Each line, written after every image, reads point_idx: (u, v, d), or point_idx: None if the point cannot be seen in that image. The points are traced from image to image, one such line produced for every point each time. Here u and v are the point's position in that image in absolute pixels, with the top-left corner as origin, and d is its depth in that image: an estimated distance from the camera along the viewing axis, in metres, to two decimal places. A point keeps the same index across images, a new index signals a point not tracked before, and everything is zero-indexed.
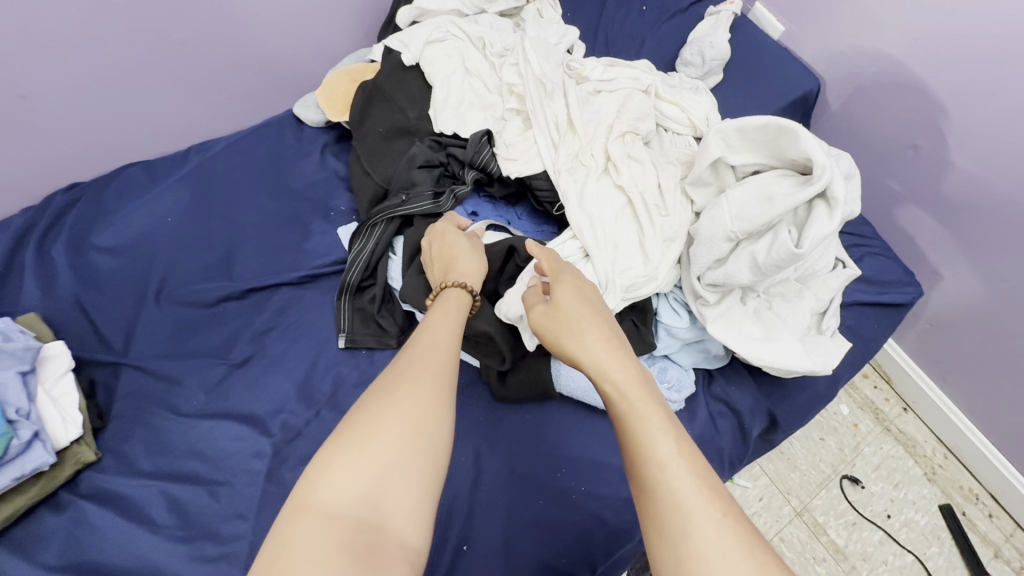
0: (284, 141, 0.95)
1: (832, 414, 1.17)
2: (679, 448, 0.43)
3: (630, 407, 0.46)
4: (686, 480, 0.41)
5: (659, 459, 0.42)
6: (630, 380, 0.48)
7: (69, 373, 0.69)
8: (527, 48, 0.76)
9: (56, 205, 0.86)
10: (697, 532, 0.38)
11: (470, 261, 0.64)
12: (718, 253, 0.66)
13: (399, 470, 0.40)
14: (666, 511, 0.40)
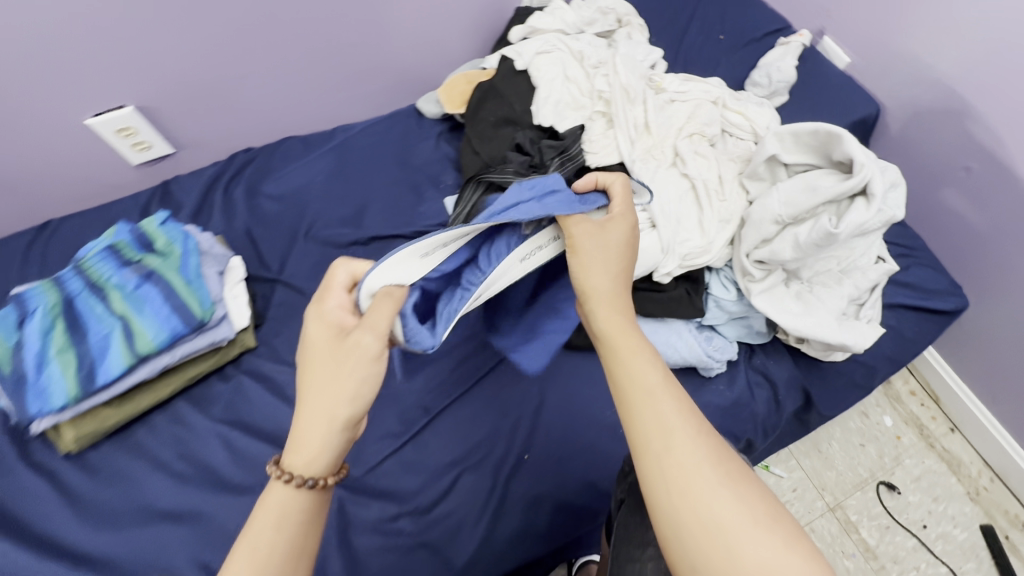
0: (408, 127, 1.18)
1: (874, 423, 1.22)
2: (662, 382, 0.55)
3: (626, 345, 0.58)
4: (672, 406, 0.52)
5: (648, 388, 0.54)
6: (623, 331, 0.59)
7: (240, 282, 0.88)
8: (617, 62, 0.92)
9: (238, 161, 1.12)
10: (680, 444, 0.50)
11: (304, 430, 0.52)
12: (766, 234, 0.79)
13: None
14: (656, 430, 0.51)
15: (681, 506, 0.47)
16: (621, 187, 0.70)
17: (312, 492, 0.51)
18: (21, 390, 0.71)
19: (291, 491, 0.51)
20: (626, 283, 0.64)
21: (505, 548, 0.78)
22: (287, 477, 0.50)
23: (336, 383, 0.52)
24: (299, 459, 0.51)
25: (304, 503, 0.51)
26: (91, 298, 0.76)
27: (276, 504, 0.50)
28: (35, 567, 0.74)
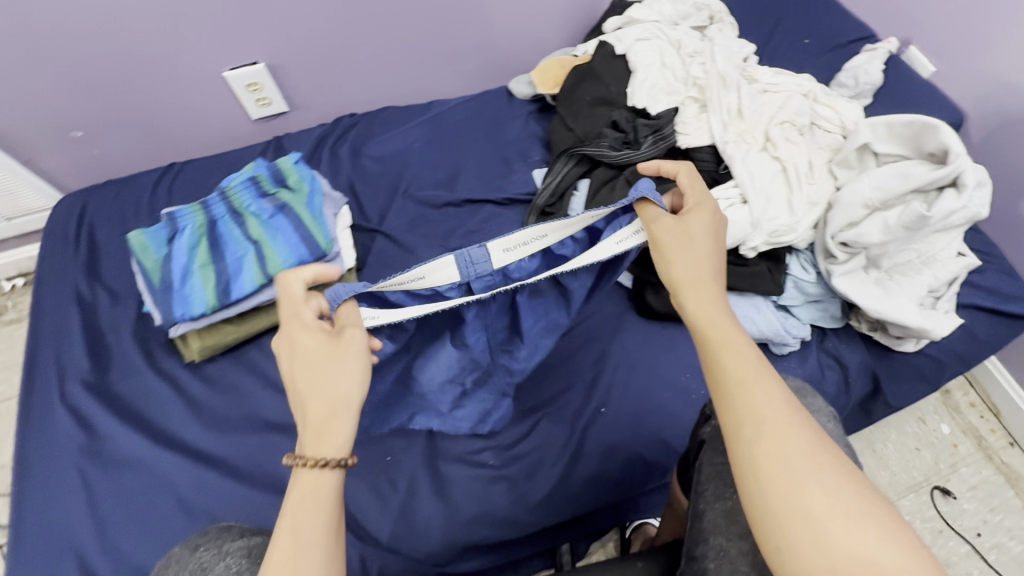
0: (499, 105, 1.25)
1: (932, 430, 1.22)
2: (759, 372, 0.54)
3: (718, 334, 0.57)
4: (767, 397, 0.52)
5: (741, 379, 0.53)
6: (718, 316, 0.58)
7: (348, 229, 0.96)
8: (716, 51, 0.99)
9: (343, 123, 1.21)
10: (777, 435, 0.49)
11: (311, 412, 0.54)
12: (854, 217, 0.83)
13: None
14: (750, 420, 0.51)
15: (774, 490, 0.47)
16: (686, 180, 0.68)
17: (339, 472, 0.53)
18: (169, 297, 0.81)
19: (319, 474, 0.52)
20: (718, 270, 0.63)
21: (579, 490, 0.83)
22: (312, 460, 0.52)
23: (329, 381, 0.55)
24: (321, 446, 0.53)
25: (331, 484, 0.53)
26: (232, 223, 0.86)
27: (299, 490, 0.52)
28: (159, 457, 0.83)
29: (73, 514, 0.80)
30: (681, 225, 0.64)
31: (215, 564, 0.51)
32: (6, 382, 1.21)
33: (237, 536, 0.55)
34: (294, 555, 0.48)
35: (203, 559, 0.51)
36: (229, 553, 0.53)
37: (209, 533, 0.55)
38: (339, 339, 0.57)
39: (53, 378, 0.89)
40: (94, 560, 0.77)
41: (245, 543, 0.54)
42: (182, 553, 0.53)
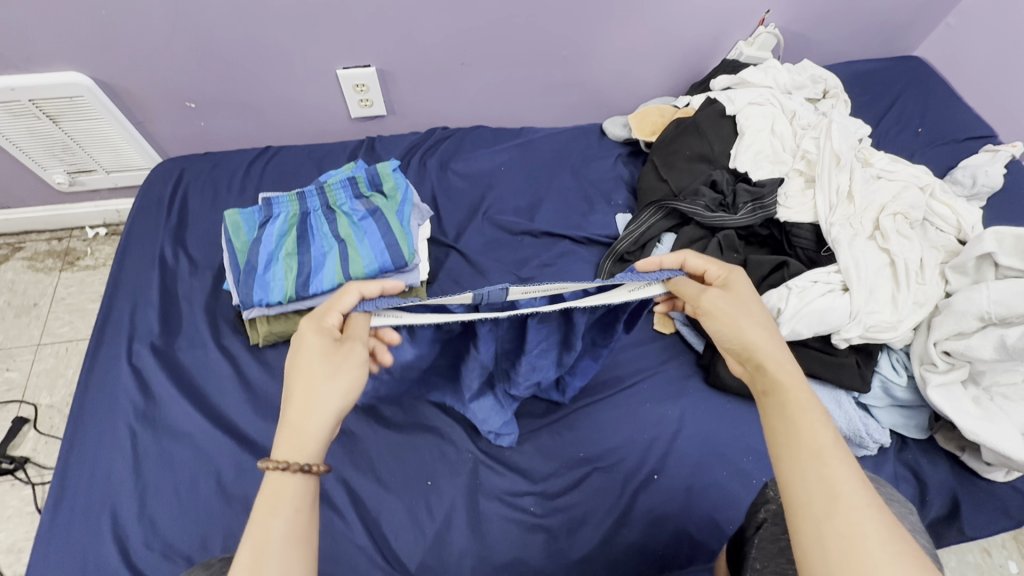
0: (590, 141, 1.23)
1: (996, 564, 1.11)
2: (837, 446, 0.49)
3: (792, 399, 0.52)
4: (846, 475, 0.46)
5: (812, 447, 0.49)
6: (780, 367, 0.55)
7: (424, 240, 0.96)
8: (832, 128, 0.96)
9: (436, 135, 1.22)
10: (853, 516, 0.44)
11: (305, 404, 0.55)
12: (965, 327, 0.78)
13: (267, 558, 0.47)
14: (820, 496, 0.46)
15: (832, 549, 0.43)
16: (697, 261, 0.68)
17: (308, 479, 0.52)
18: (251, 279, 0.84)
19: (287, 480, 0.52)
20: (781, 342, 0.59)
21: (619, 558, 0.78)
22: (284, 465, 0.51)
23: (315, 387, 0.55)
24: (294, 450, 0.53)
25: (298, 490, 0.52)
26: (323, 218, 0.89)
27: (266, 496, 0.51)
28: (209, 435, 0.83)
29: (118, 476, 0.80)
30: (724, 301, 0.61)
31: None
32: (72, 324, 1.25)
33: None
34: (261, 558, 0.47)
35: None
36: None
37: (214, 566, 0.56)
38: (337, 350, 0.58)
39: (123, 336, 0.91)
40: (127, 527, 0.77)
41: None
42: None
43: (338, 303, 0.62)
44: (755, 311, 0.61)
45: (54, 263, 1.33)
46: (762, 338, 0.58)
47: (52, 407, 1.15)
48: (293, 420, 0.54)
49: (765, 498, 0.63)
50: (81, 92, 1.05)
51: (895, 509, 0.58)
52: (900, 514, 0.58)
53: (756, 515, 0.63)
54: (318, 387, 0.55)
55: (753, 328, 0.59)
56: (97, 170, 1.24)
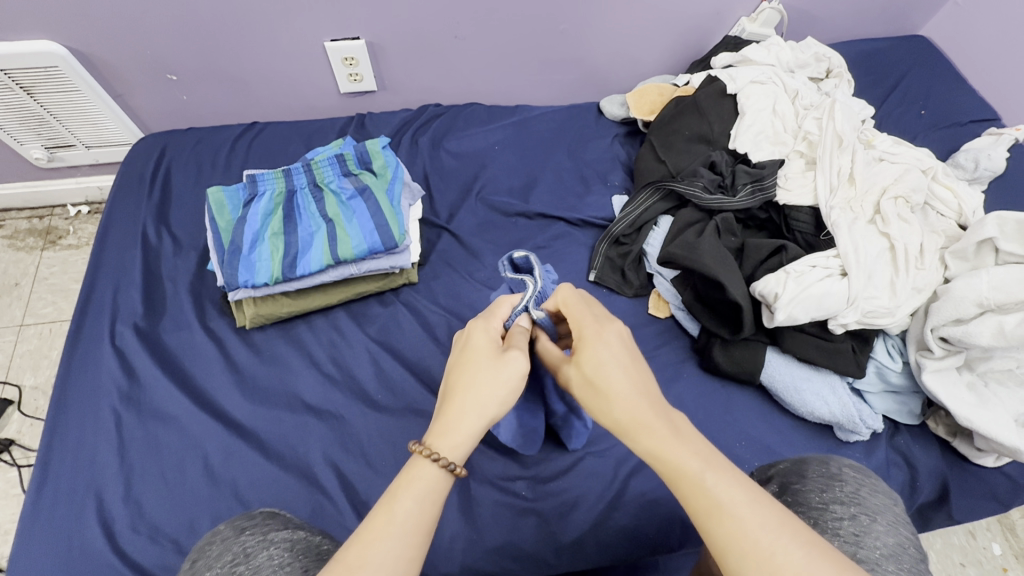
0: (587, 120, 1.19)
1: (980, 547, 1.13)
2: (729, 488, 0.45)
3: (669, 455, 0.48)
4: (746, 520, 0.43)
5: (709, 503, 0.45)
6: (648, 413, 0.50)
7: (416, 221, 0.93)
8: (836, 108, 0.93)
9: (429, 112, 1.18)
10: (775, 565, 0.40)
11: (469, 398, 0.52)
12: (963, 313, 0.77)
13: (391, 534, 0.44)
14: (736, 555, 0.42)
15: None
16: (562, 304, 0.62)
17: (447, 476, 0.49)
18: (236, 259, 0.81)
19: (432, 466, 0.48)
20: (648, 380, 0.53)
21: (610, 541, 0.78)
22: (433, 454, 0.48)
23: (478, 382, 0.53)
24: (447, 437, 0.50)
25: (436, 482, 0.48)
26: (310, 197, 0.86)
27: (413, 473, 0.48)
28: (196, 417, 0.82)
29: (103, 458, 0.79)
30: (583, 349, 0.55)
31: (259, 552, 0.50)
32: (55, 305, 1.22)
33: (284, 528, 0.55)
34: (382, 533, 0.44)
35: (247, 544, 0.51)
36: (275, 543, 0.52)
37: (256, 518, 0.56)
38: (503, 355, 0.56)
39: (106, 317, 0.89)
40: (112, 511, 0.76)
41: (290, 536, 0.54)
42: (229, 532, 0.54)
43: (501, 310, 0.62)
44: (619, 352, 0.55)
45: (35, 241, 1.29)
46: (621, 378, 0.53)
47: (37, 389, 1.13)
48: (451, 406, 0.52)
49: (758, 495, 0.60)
50: (56, 62, 1.01)
51: (877, 502, 0.53)
52: (883, 506, 0.53)
53: None
54: (476, 382, 0.53)
55: (615, 377, 0.53)
56: (77, 145, 1.19)
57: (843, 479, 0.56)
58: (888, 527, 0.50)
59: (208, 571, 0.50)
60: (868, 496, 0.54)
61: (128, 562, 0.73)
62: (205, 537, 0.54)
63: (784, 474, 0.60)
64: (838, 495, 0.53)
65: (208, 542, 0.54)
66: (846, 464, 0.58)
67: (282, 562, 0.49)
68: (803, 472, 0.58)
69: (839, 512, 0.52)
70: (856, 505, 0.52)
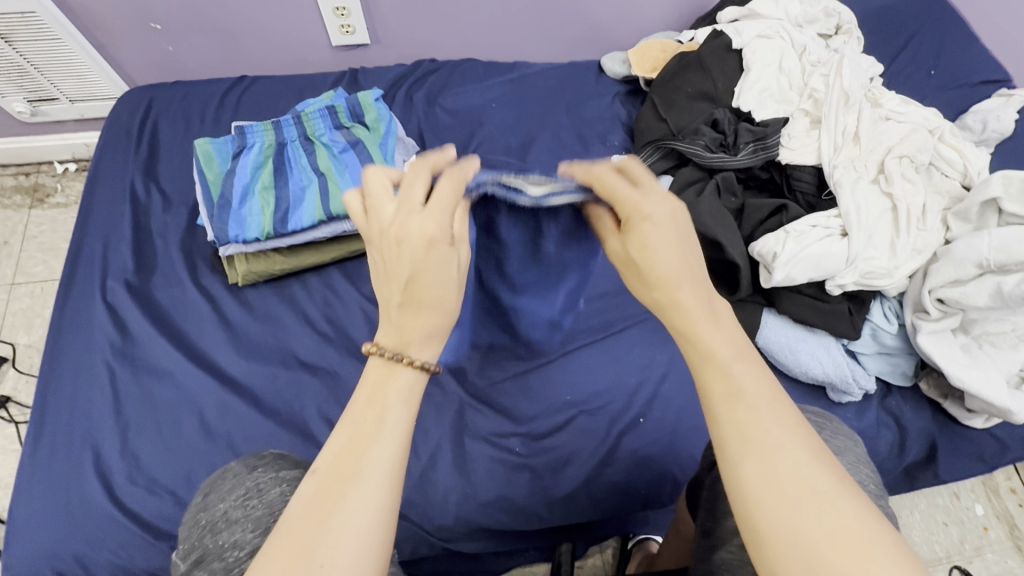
0: (587, 78, 1.16)
1: (964, 508, 1.15)
2: (755, 379, 0.46)
3: (700, 336, 0.48)
4: (765, 413, 0.44)
5: (731, 389, 0.45)
6: (693, 301, 0.50)
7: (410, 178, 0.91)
8: (844, 64, 0.90)
9: (425, 67, 1.14)
10: (775, 453, 0.42)
11: (422, 322, 0.50)
12: (962, 274, 0.76)
13: (353, 466, 0.43)
14: (739, 437, 0.43)
15: (763, 500, 0.41)
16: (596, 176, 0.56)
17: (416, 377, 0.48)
18: (226, 213, 0.80)
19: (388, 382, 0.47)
20: (693, 256, 0.52)
21: (602, 495, 0.80)
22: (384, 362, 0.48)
23: (431, 293, 0.49)
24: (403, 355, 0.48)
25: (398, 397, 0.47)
26: (301, 150, 0.84)
27: (371, 383, 0.48)
28: (189, 373, 0.82)
29: (98, 413, 0.79)
30: (650, 224, 0.51)
31: (271, 488, 0.52)
32: (46, 264, 1.21)
33: (298, 467, 0.57)
34: (351, 460, 0.44)
35: (260, 480, 0.54)
36: (286, 480, 0.54)
37: (266, 458, 0.58)
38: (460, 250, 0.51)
39: (96, 272, 0.88)
40: (109, 462, 0.77)
41: (302, 473, 0.55)
42: (241, 469, 0.56)
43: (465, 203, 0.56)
44: (668, 227, 0.51)
45: (22, 199, 1.27)
46: (667, 252, 0.51)
47: (32, 347, 1.13)
48: (398, 331, 0.49)
49: None
50: (33, 7, 0.96)
51: (838, 443, 0.59)
52: (842, 446, 0.59)
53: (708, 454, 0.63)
54: (434, 285, 0.49)
55: (666, 256, 0.50)
56: (61, 99, 1.16)
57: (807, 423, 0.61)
58: (849, 463, 0.57)
59: (222, 503, 0.53)
60: (832, 437, 0.60)
61: (126, 512, 0.74)
62: (219, 472, 0.57)
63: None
64: None
65: (221, 477, 0.57)
66: (810, 408, 0.64)
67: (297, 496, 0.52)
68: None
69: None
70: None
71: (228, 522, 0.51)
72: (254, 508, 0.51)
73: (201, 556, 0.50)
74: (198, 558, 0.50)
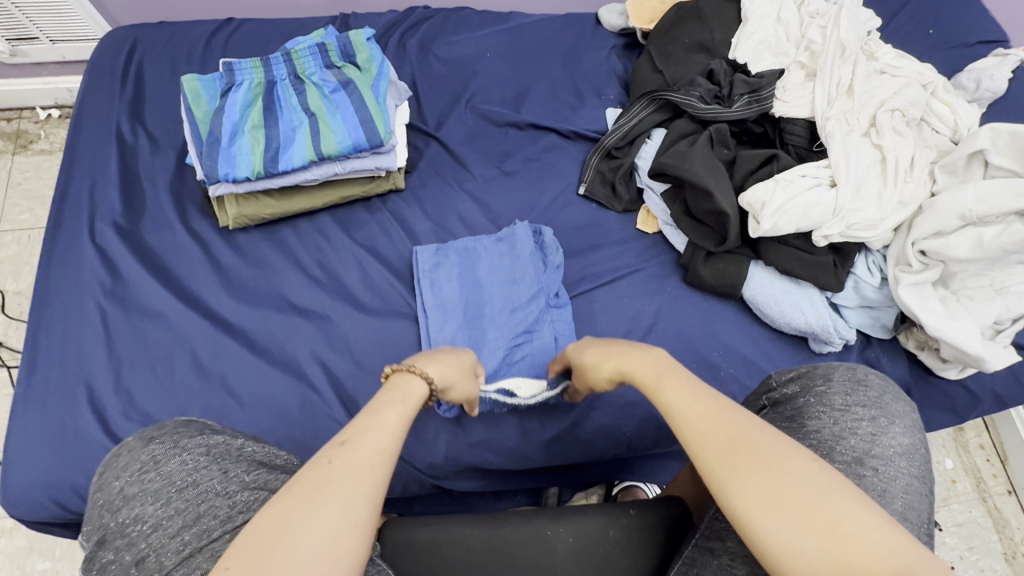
0: (584, 29, 1.13)
1: (934, 462, 1.20)
2: (705, 398, 0.54)
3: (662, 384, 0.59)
4: (730, 413, 0.51)
5: (694, 409, 0.53)
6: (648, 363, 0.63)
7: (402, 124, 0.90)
8: (842, 14, 0.89)
9: (418, 14, 1.11)
10: (745, 438, 0.48)
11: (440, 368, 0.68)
12: (945, 226, 0.77)
13: (365, 453, 0.50)
14: (708, 435, 0.50)
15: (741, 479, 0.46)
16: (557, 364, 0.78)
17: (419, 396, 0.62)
18: (215, 152, 0.79)
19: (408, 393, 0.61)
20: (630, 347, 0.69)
21: (587, 437, 0.82)
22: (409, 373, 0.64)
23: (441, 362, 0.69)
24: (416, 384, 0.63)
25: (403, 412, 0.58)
26: (291, 89, 0.83)
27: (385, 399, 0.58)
28: (181, 314, 0.83)
29: (91, 351, 0.80)
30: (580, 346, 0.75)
31: (170, 459, 0.54)
32: (32, 211, 1.19)
33: (197, 434, 0.58)
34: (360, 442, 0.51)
35: (157, 452, 0.55)
36: (188, 449, 0.56)
37: (166, 427, 0.59)
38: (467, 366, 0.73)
39: (85, 214, 0.88)
40: (103, 398, 0.78)
41: (204, 443, 0.57)
42: (137, 443, 0.57)
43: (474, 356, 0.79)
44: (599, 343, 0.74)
45: (5, 145, 1.24)
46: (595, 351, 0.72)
47: (21, 294, 1.12)
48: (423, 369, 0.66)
49: (769, 387, 0.66)
50: None
51: (898, 407, 0.59)
52: (902, 412, 0.59)
53: (757, 402, 0.66)
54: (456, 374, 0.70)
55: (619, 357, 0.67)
56: (41, 38, 1.12)
57: (868, 384, 0.61)
58: (904, 430, 0.57)
59: (119, 481, 0.54)
60: (891, 401, 0.59)
61: None
62: (114, 451, 0.57)
63: (803, 373, 0.64)
64: (862, 398, 0.59)
65: (116, 455, 0.57)
66: (873, 371, 0.63)
67: (196, 467, 0.54)
68: (828, 376, 0.62)
69: (861, 415, 0.57)
70: (877, 409, 0.58)
71: (126, 499, 0.53)
72: (152, 482, 0.53)
73: (103, 536, 0.51)
74: (99, 538, 0.51)
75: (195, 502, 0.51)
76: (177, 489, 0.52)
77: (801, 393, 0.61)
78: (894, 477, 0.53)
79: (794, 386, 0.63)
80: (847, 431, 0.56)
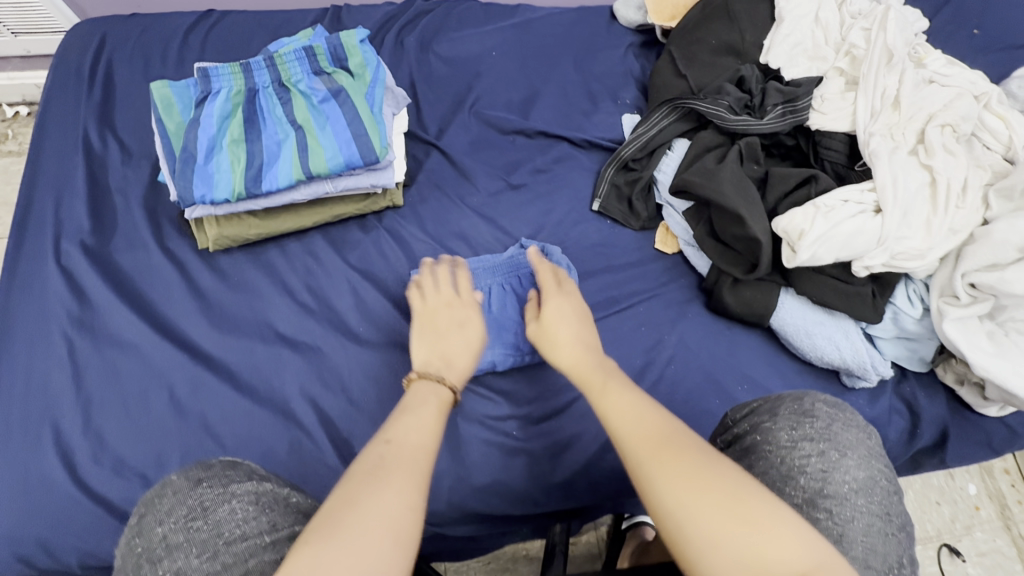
0: (597, 25, 1.04)
1: (957, 487, 1.15)
2: (637, 403, 0.56)
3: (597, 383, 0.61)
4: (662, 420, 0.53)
5: (627, 413, 0.55)
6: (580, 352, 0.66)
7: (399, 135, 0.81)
8: (889, 16, 0.81)
9: (417, 7, 1.02)
10: (668, 446, 0.50)
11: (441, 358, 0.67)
12: (1000, 257, 0.71)
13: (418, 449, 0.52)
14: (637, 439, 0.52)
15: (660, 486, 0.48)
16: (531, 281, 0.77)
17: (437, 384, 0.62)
18: (189, 170, 0.70)
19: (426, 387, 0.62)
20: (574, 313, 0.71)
21: (601, 481, 0.75)
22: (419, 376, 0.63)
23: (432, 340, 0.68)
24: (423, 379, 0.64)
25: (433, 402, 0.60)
26: (275, 98, 0.74)
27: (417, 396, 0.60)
28: (157, 345, 0.75)
29: (58, 387, 0.73)
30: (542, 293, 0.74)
31: (219, 506, 0.46)
32: None
33: (247, 477, 0.50)
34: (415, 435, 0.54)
35: (205, 497, 0.47)
36: (237, 495, 0.47)
37: (214, 468, 0.50)
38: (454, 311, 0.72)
39: (49, 232, 0.79)
40: (71, 439, 0.71)
41: (254, 488, 0.49)
42: (183, 485, 0.48)
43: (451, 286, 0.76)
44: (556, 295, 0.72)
45: None
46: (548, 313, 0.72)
47: None
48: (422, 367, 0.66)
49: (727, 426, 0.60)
50: None
51: (851, 436, 0.54)
52: (854, 441, 0.53)
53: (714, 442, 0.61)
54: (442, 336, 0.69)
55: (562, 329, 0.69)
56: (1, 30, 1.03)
57: (815, 414, 0.55)
58: (858, 462, 0.52)
59: (161, 526, 0.46)
60: (842, 430, 0.54)
61: (92, 495, 0.68)
62: (155, 488, 0.49)
63: (755, 408, 0.59)
64: (809, 432, 0.53)
65: (159, 494, 0.48)
66: (821, 398, 0.57)
67: (246, 518, 0.46)
68: (774, 410, 0.56)
69: (807, 451, 0.52)
70: (826, 441, 0.52)
71: (169, 549, 0.45)
72: (199, 531, 0.45)
73: None
74: None
75: (245, 559, 0.43)
76: (224, 545, 0.44)
77: (747, 432, 0.56)
78: (852, 518, 0.48)
79: (744, 424, 0.58)
80: (795, 471, 0.51)
